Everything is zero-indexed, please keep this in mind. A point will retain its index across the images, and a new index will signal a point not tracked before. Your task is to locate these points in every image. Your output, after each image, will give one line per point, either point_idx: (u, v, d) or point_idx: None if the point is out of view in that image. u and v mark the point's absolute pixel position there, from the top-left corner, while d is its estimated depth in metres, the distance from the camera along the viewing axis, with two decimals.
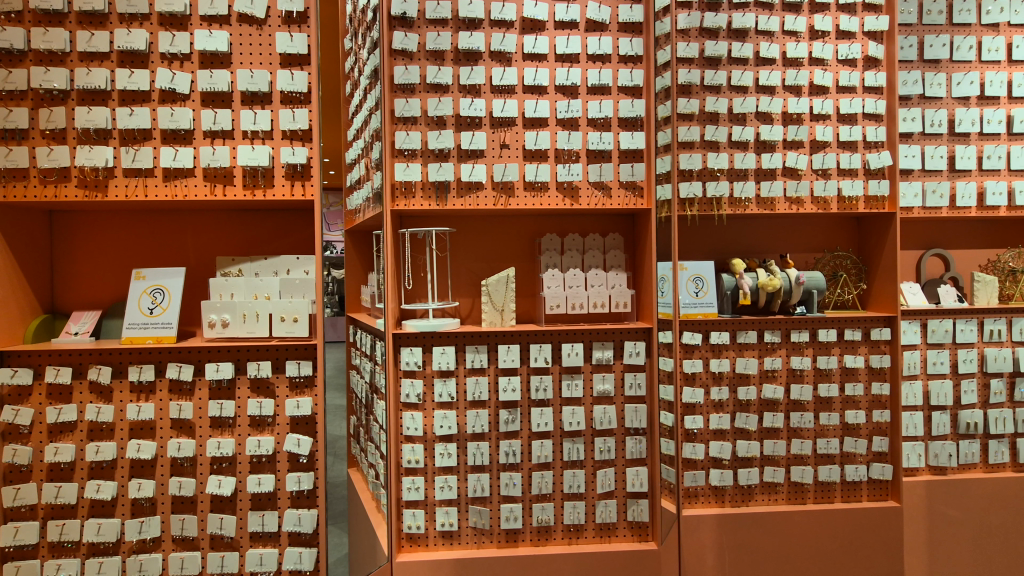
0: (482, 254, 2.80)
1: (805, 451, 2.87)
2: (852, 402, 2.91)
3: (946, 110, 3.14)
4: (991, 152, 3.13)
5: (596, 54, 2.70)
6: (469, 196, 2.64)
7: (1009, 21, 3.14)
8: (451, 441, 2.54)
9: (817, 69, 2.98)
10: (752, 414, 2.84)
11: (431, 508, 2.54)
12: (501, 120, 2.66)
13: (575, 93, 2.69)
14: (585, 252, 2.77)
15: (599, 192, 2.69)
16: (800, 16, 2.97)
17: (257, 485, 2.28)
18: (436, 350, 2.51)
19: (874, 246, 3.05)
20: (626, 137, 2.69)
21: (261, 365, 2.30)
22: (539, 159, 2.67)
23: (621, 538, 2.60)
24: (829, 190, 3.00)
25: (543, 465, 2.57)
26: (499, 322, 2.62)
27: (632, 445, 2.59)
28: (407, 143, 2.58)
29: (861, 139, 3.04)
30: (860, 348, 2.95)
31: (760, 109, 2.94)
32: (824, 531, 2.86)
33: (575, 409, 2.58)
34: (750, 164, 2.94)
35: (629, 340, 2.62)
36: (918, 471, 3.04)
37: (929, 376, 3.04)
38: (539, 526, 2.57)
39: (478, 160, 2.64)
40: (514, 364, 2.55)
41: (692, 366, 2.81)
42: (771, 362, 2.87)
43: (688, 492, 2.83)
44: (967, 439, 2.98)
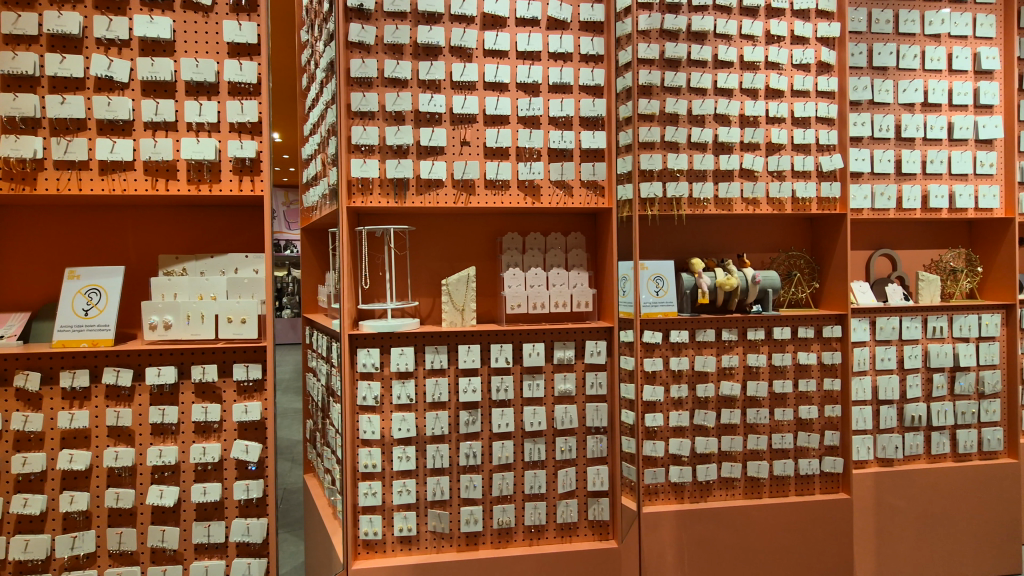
0: (443, 253, 2.75)
1: (760, 446, 2.93)
2: (805, 398, 2.98)
3: (894, 116, 3.26)
4: (934, 157, 3.29)
5: (557, 53, 2.69)
6: (429, 194, 2.59)
7: (949, 32, 3.31)
8: (410, 444, 2.47)
9: (773, 73, 3.04)
10: (710, 411, 2.90)
11: (389, 513, 2.47)
12: (461, 116, 2.61)
13: (536, 91, 2.68)
14: (547, 250, 2.75)
15: (560, 191, 2.68)
16: (756, 21, 3.04)
17: (203, 494, 2.15)
18: (395, 351, 2.44)
19: (827, 247, 3.14)
20: (588, 136, 2.68)
21: (207, 369, 2.17)
22: (500, 158, 2.64)
23: (582, 538, 2.59)
24: (784, 191, 3.03)
25: (503, 466, 2.54)
26: (460, 322, 2.58)
27: (592, 444, 2.59)
28: (364, 139, 2.52)
29: (813, 142, 3.08)
30: (813, 345, 2.99)
31: (718, 111, 2.99)
32: (780, 524, 2.85)
33: (536, 408, 2.56)
34: (709, 165, 2.96)
35: (590, 339, 2.62)
36: (867, 463, 3.15)
37: (878, 372, 3.16)
38: (499, 528, 2.53)
39: (438, 157, 2.59)
40: (474, 364, 2.51)
41: (653, 364, 2.85)
42: (728, 359, 2.92)
43: (648, 489, 2.87)
44: (912, 431, 3.18)
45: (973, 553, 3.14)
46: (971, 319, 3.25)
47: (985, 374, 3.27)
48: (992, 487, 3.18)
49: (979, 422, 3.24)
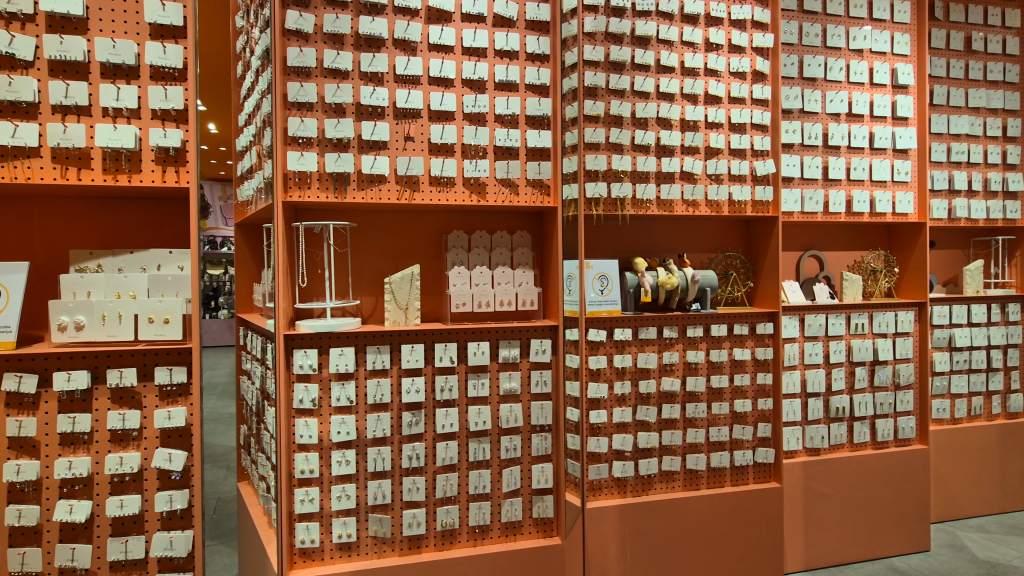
0: (386, 250, 2.68)
1: (698, 439, 3.02)
2: (740, 392, 3.10)
3: (821, 124, 3.45)
4: (857, 164, 3.50)
5: (503, 50, 2.68)
6: (371, 189, 2.51)
7: (871, 48, 3.54)
8: (350, 447, 2.39)
9: (712, 80, 3.15)
10: (652, 406, 2.98)
11: (327, 519, 2.38)
12: (405, 111, 2.55)
13: (482, 88, 2.66)
14: (493, 249, 2.73)
15: (506, 189, 2.67)
16: (696, 28, 3.13)
17: (119, 508, 2.03)
18: (334, 351, 2.35)
19: (760, 248, 3.28)
20: (533, 135, 2.68)
21: (124, 374, 2.02)
22: (445, 154, 2.61)
23: (526, 536, 2.60)
24: (721, 194, 3.14)
25: (448, 467, 2.51)
26: (404, 321, 2.51)
27: (537, 442, 2.62)
28: (302, 130, 2.41)
29: (749, 147, 3.21)
30: (747, 341, 3.12)
31: (661, 115, 3.06)
32: (717, 514, 2.95)
33: (481, 408, 2.55)
34: (651, 167, 3.03)
35: (536, 337, 2.62)
36: (797, 453, 3.32)
37: (807, 366, 3.34)
38: (443, 530, 2.49)
39: (381, 152, 2.52)
40: (418, 364, 2.45)
41: (597, 362, 2.91)
42: (669, 356, 3.00)
43: (593, 485, 2.91)
44: (836, 422, 3.38)
45: (890, 534, 3.38)
46: (889, 316, 3.49)
47: (901, 367, 3.52)
48: (905, 471, 3.43)
49: (895, 412, 3.49)
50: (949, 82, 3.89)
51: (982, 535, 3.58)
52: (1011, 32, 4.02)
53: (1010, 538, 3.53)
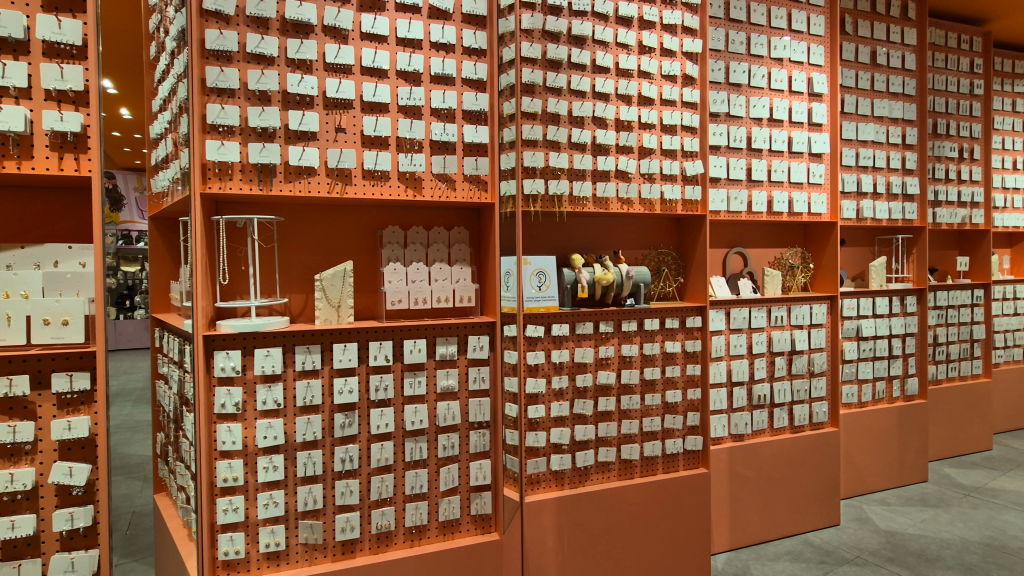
0: (317, 246, 2.57)
1: (632, 430, 3.12)
2: (671, 383, 3.23)
3: (745, 128, 3.63)
4: (777, 166, 3.72)
5: (439, 43, 2.64)
6: (299, 182, 2.40)
7: (790, 57, 3.77)
8: (278, 453, 2.28)
9: (645, 82, 3.24)
10: (589, 399, 3.04)
11: (253, 529, 2.26)
12: (336, 101, 2.45)
13: (418, 80, 2.60)
14: (429, 245, 2.68)
15: (443, 184, 2.63)
16: (630, 31, 3.22)
17: (10, 530, 1.88)
18: (259, 352, 2.23)
19: (689, 245, 3.43)
20: (470, 130, 2.67)
21: (15, 382, 1.88)
22: (379, 147, 2.53)
23: (464, 533, 2.60)
24: (654, 192, 3.24)
25: (383, 468, 2.46)
26: (336, 319, 2.42)
27: (475, 439, 2.62)
28: (222, 118, 2.25)
29: (679, 148, 3.33)
30: (678, 334, 3.25)
31: (596, 114, 3.11)
32: (650, 501, 3.05)
33: (418, 407, 2.51)
34: (587, 165, 3.09)
35: (473, 334, 2.62)
36: (723, 440, 3.51)
37: (732, 357, 3.53)
38: (378, 532, 2.44)
39: (310, 143, 2.41)
40: (351, 364, 2.38)
41: (535, 357, 2.92)
42: (605, 350, 3.07)
43: (531, 479, 2.93)
44: (759, 409, 3.59)
45: (805, 511, 3.63)
46: (805, 309, 3.75)
47: (815, 355, 3.79)
48: (818, 452, 3.70)
49: (810, 398, 3.75)
50: (858, 92, 4.21)
51: (883, 508, 3.93)
52: (908, 49, 4.41)
53: (907, 509, 3.89)
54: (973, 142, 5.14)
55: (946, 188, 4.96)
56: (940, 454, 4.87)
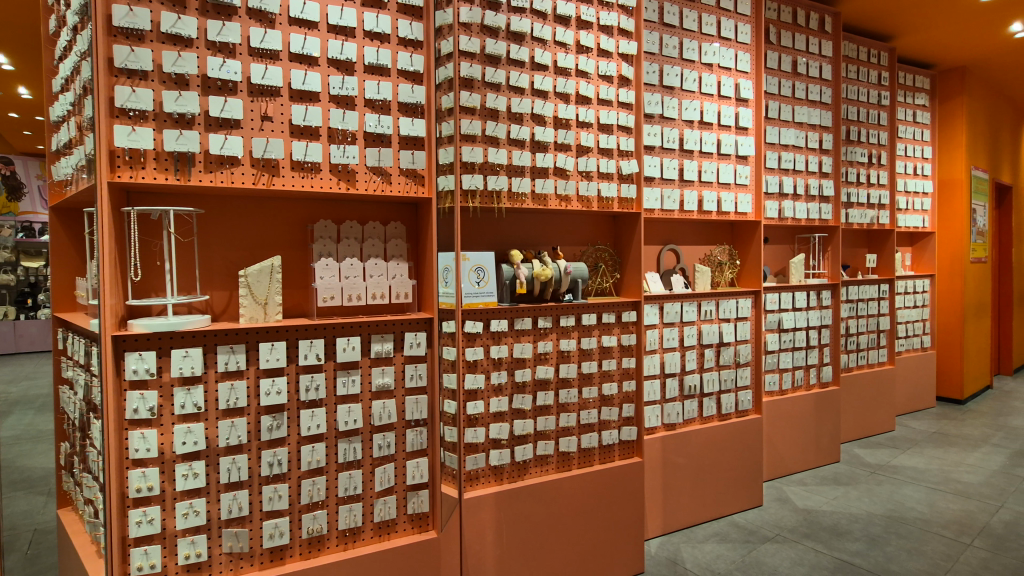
0: (242, 240, 2.44)
1: (570, 423, 3.17)
2: (607, 376, 3.31)
3: (678, 130, 3.77)
4: (707, 167, 3.89)
5: (373, 32, 2.56)
6: (221, 172, 2.26)
7: (718, 63, 3.96)
8: (198, 459, 2.16)
9: (582, 81, 3.29)
10: (527, 394, 3.06)
11: (171, 541, 2.12)
12: (262, 88, 2.33)
13: (350, 70, 2.52)
14: (364, 240, 2.61)
15: (378, 177, 2.57)
16: (568, 30, 3.25)
17: None
18: (177, 353, 2.09)
19: (625, 242, 3.54)
20: (406, 123, 2.62)
21: None
22: (309, 138, 2.43)
23: (401, 533, 2.57)
24: (591, 190, 3.29)
25: (314, 471, 2.38)
26: (262, 317, 2.32)
27: (412, 437, 2.59)
28: (133, 102, 2.08)
29: (616, 147, 3.41)
30: (614, 329, 3.34)
31: (535, 111, 3.12)
32: (587, 492, 3.13)
33: (352, 406, 2.44)
34: (526, 161, 3.10)
35: (410, 331, 2.58)
36: (657, 430, 3.65)
37: (665, 350, 3.68)
38: (309, 537, 2.36)
39: (233, 131, 2.28)
40: (279, 364, 2.28)
41: (474, 353, 2.91)
42: (544, 345, 3.11)
43: (470, 475, 2.91)
44: (689, 399, 3.76)
45: (731, 495, 3.84)
46: (731, 303, 3.96)
47: (741, 347, 4.01)
48: (743, 438, 3.92)
49: (736, 387, 3.96)
50: (781, 99, 4.47)
51: (801, 488, 4.22)
52: (825, 60, 4.74)
53: (821, 488, 4.20)
54: (880, 149, 5.58)
55: (857, 190, 5.36)
56: (851, 436, 5.29)
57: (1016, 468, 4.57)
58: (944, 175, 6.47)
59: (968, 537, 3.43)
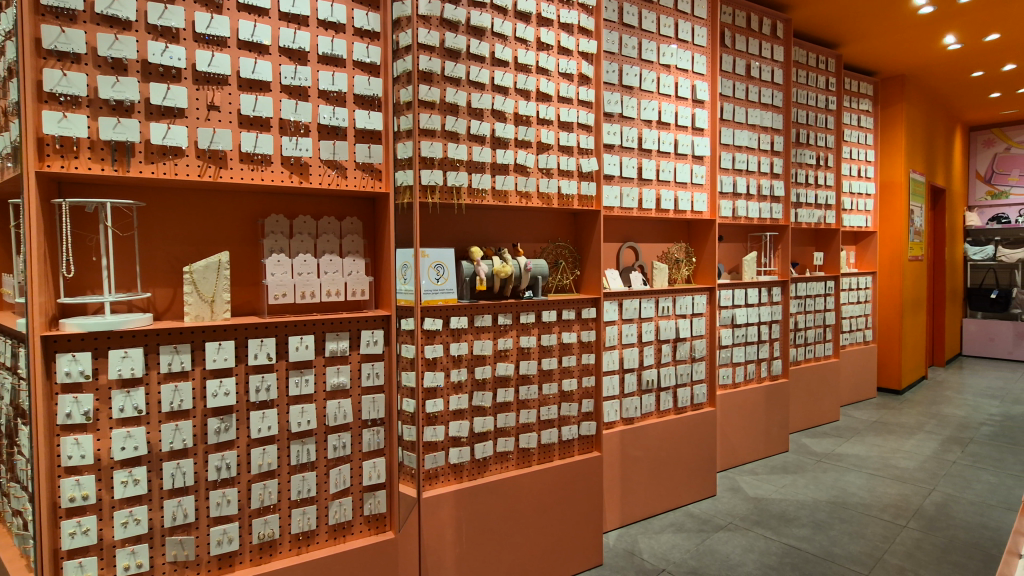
0: (187, 235, 2.33)
1: (530, 419, 3.19)
2: (567, 372, 3.34)
3: (637, 129, 3.83)
4: (664, 167, 3.98)
5: (328, 22, 2.49)
6: (164, 163, 2.15)
7: (676, 64, 4.04)
8: (139, 465, 2.05)
9: (543, 78, 3.29)
10: (488, 391, 3.04)
11: (109, 552, 2.02)
12: (208, 76, 2.23)
13: (303, 60, 2.44)
14: (318, 236, 2.53)
15: (332, 171, 2.50)
16: (528, 26, 3.24)
17: None
18: (115, 353, 1.98)
19: (584, 239, 3.58)
20: (362, 116, 2.56)
21: None
22: (259, 129, 2.34)
23: (357, 535, 2.53)
24: (551, 187, 3.30)
25: (265, 474, 2.30)
26: (209, 316, 2.22)
27: (368, 437, 2.54)
28: (64, 87, 1.95)
29: (576, 145, 3.43)
30: (574, 325, 3.36)
31: (495, 107, 3.10)
32: (546, 487, 3.15)
33: (305, 407, 2.38)
34: (486, 157, 3.06)
35: (366, 328, 2.53)
36: (616, 425, 3.71)
37: (624, 346, 3.74)
38: (260, 542, 2.29)
39: (177, 121, 2.17)
40: (227, 364, 2.19)
41: (433, 351, 2.86)
42: (504, 342, 3.10)
43: (429, 474, 2.87)
44: (647, 393, 3.84)
45: (686, 486, 3.95)
46: (688, 299, 4.07)
47: (696, 342, 4.12)
48: (698, 431, 4.04)
49: (692, 380, 4.07)
50: (735, 101, 4.60)
51: (752, 477, 4.38)
52: (777, 65, 4.91)
53: (771, 477, 4.37)
54: (827, 151, 5.84)
55: (806, 191, 5.58)
56: (799, 426, 5.53)
57: (946, 453, 4.88)
58: (886, 177, 6.82)
59: (904, 519, 3.65)
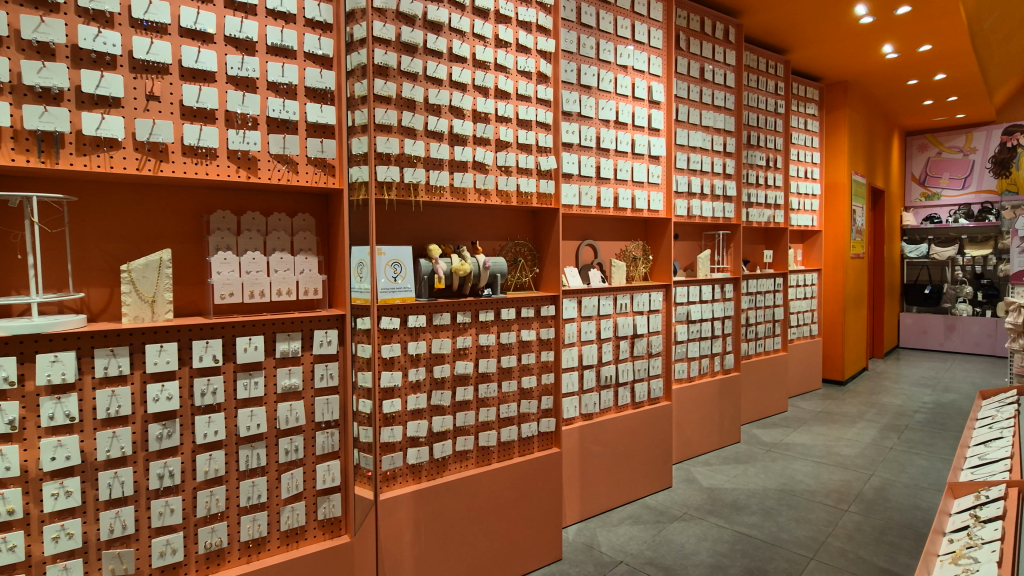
0: (125, 231, 2.21)
1: (490, 417, 3.18)
2: (526, 369, 3.36)
3: (595, 129, 3.88)
4: (622, 166, 4.04)
5: (277, 11, 2.40)
6: (99, 156, 2.02)
7: (632, 65, 4.11)
8: (72, 476, 1.93)
9: (501, 76, 3.28)
10: (446, 390, 3.01)
11: (38, 569, 1.89)
12: (146, 64, 2.11)
13: (251, 50, 2.34)
14: (268, 233, 2.45)
15: (282, 166, 2.42)
16: (487, 23, 3.22)
17: None
18: (44, 358, 1.86)
19: (543, 237, 3.60)
20: (314, 109, 2.48)
21: None
22: (203, 121, 2.24)
23: (310, 540, 2.47)
24: (510, 185, 3.30)
25: (212, 481, 2.22)
26: (149, 317, 2.11)
27: (322, 440, 2.48)
28: None
29: (534, 143, 3.44)
30: (533, 323, 3.38)
31: (453, 103, 3.06)
32: (506, 484, 3.16)
33: (255, 410, 2.30)
34: (444, 154, 3.02)
35: (319, 328, 2.46)
36: (575, 420, 3.75)
37: (583, 343, 3.79)
38: (207, 552, 2.21)
39: (112, 111, 2.04)
40: (169, 367, 2.09)
41: (390, 351, 2.80)
42: (463, 340, 3.07)
43: (386, 476, 2.82)
44: (606, 389, 3.90)
45: (643, 479, 4.04)
46: (645, 296, 4.16)
47: (653, 338, 4.21)
48: (654, 425, 4.13)
49: (648, 375, 4.17)
50: (690, 103, 4.72)
51: (705, 468, 4.52)
52: (729, 69, 5.07)
53: (723, 467, 4.53)
54: (777, 153, 6.07)
55: (756, 191, 5.79)
56: (750, 418, 5.74)
57: (884, 440, 5.17)
58: (831, 179, 7.15)
59: (846, 503, 3.85)
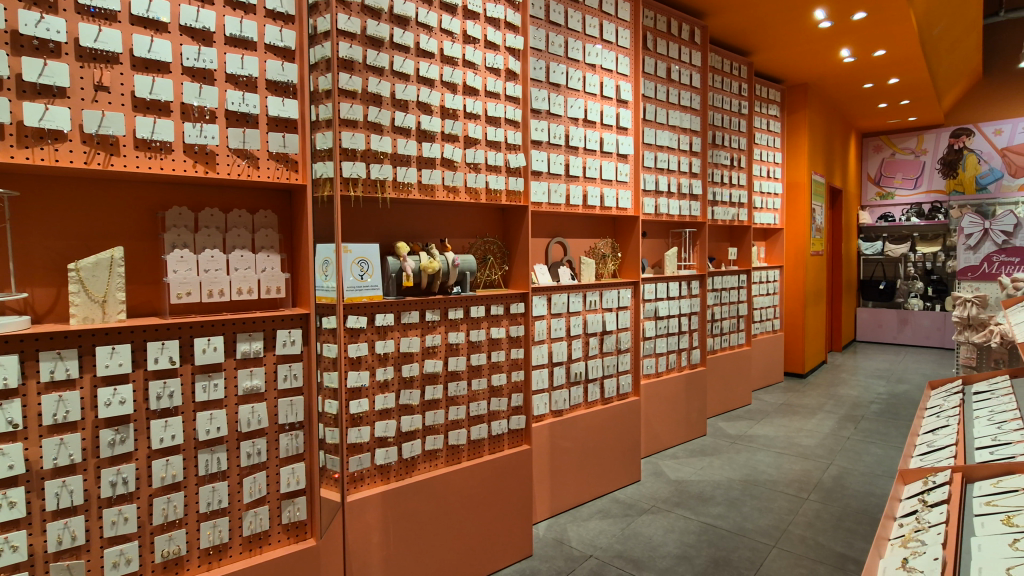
0: (72, 228, 2.10)
1: (459, 416, 3.17)
2: (496, 367, 3.36)
3: (564, 126, 3.90)
4: (591, 164, 4.07)
5: (236, 1, 2.33)
6: (43, 148, 1.92)
7: (601, 64, 4.14)
8: (15, 486, 1.83)
9: (469, 72, 3.26)
10: (415, 389, 2.98)
11: None
12: (94, 53, 2.01)
13: (208, 40, 2.26)
14: (227, 230, 2.37)
15: (242, 161, 2.35)
16: (454, 18, 3.19)
17: None
18: None
19: (512, 234, 3.60)
20: (276, 103, 2.42)
21: None
22: (158, 113, 2.15)
23: (274, 545, 2.41)
24: (479, 182, 3.28)
25: (169, 487, 2.14)
26: (100, 317, 2.02)
27: (286, 442, 2.42)
28: None
29: (503, 141, 3.43)
30: (502, 320, 3.38)
31: (420, 99, 3.03)
32: (476, 482, 3.15)
33: (214, 413, 2.23)
34: (411, 150, 2.99)
35: (282, 328, 2.41)
36: (545, 417, 3.77)
37: (553, 340, 3.80)
38: (165, 560, 2.13)
39: (57, 101, 1.94)
40: (122, 370, 2.01)
41: (357, 350, 2.75)
42: (432, 338, 3.04)
43: (354, 477, 2.77)
44: (575, 385, 3.93)
45: (613, 473, 4.09)
46: (613, 293, 4.21)
47: (622, 334, 4.27)
48: (623, 420, 4.19)
49: (617, 371, 4.22)
50: (657, 102, 4.78)
51: (673, 461, 4.61)
52: (695, 69, 5.16)
53: (690, 460, 4.63)
54: (740, 153, 6.22)
55: (721, 190, 5.92)
56: (716, 411, 5.88)
57: (842, 431, 5.37)
58: (792, 178, 7.37)
59: (806, 492, 3.99)
